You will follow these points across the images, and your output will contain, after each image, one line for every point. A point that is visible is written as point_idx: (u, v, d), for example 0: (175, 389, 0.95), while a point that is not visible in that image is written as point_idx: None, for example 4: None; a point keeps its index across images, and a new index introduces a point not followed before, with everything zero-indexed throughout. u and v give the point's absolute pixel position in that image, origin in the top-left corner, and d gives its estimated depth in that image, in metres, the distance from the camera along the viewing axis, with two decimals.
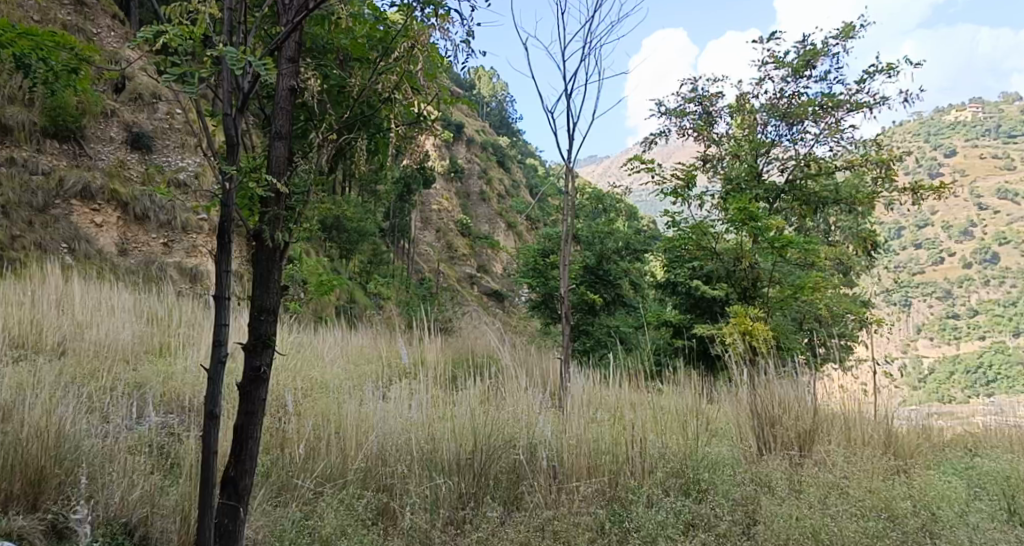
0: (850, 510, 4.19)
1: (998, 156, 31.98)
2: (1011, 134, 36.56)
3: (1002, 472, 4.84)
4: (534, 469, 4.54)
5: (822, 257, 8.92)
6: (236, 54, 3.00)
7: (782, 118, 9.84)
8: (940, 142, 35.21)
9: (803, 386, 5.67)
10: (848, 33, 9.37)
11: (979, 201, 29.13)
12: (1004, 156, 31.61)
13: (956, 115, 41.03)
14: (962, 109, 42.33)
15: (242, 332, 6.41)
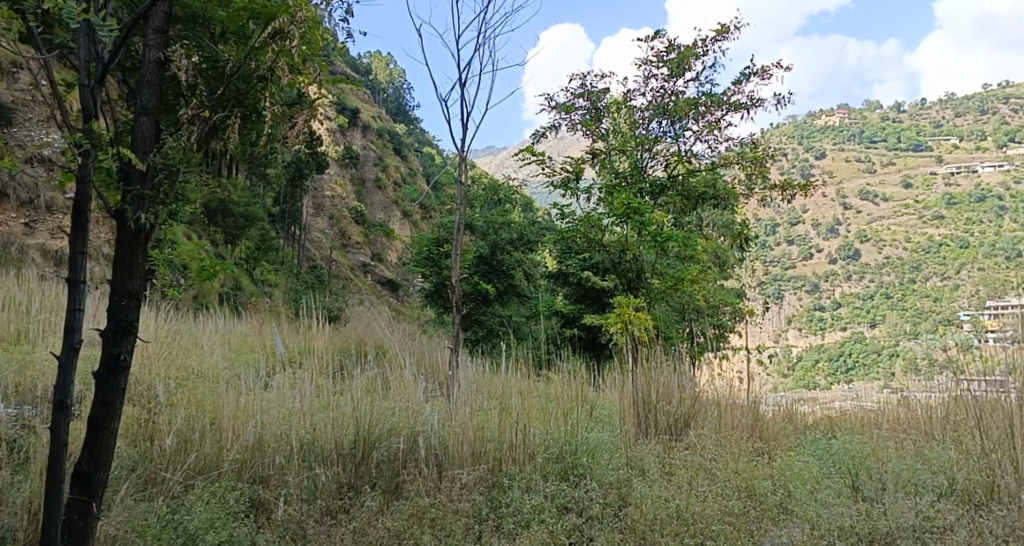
0: (715, 490, 4.38)
1: (862, 160, 33.94)
2: (876, 141, 38.94)
3: (852, 450, 5.15)
4: (416, 458, 4.55)
5: (701, 250, 9.28)
6: (76, 11, 2.82)
7: (665, 116, 10.16)
8: (814, 144, 37.04)
9: (680, 374, 5.87)
10: (724, 36, 9.75)
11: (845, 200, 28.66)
12: (868, 161, 33.58)
13: (829, 119, 43.25)
14: (833, 115, 44.71)
15: (100, 317, 6.12)
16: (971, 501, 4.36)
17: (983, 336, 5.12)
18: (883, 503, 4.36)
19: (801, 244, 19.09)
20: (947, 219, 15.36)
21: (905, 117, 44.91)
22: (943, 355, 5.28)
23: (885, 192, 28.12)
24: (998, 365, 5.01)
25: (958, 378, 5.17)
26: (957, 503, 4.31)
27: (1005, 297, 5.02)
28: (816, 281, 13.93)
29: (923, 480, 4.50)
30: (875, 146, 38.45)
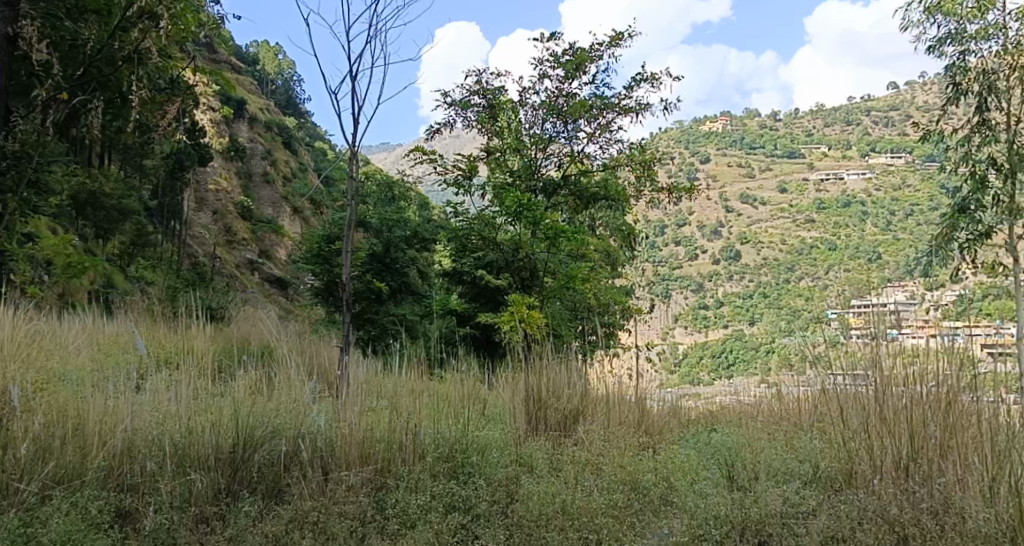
0: (600, 484, 4.43)
1: (742, 165, 35.36)
2: (755, 147, 40.70)
3: (728, 443, 5.37)
4: (300, 461, 4.41)
5: (593, 249, 9.42)
6: None
7: (559, 117, 10.16)
8: (699, 150, 38.37)
9: (572, 371, 5.91)
10: (617, 42, 9.93)
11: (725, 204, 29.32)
12: (748, 166, 35.00)
13: (712, 126, 44.85)
14: (716, 122, 46.37)
15: None
16: (831, 487, 4.39)
17: (847, 334, 4.73)
18: (754, 492, 4.42)
19: (687, 243, 19.64)
20: (818, 222, 16.15)
21: (780, 126, 47.09)
22: (812, 352, 4.95)
23: (763, 196, 29.33)
24: (862, 363, 4.65)
25: (825, 373, 4.83)
26: (819, 490, 4.34)
27: (869, 295, 4.63)
28: (701, 280, 14.37)
29: (785, 467, 4.64)
30: (754, 153, 40.09)
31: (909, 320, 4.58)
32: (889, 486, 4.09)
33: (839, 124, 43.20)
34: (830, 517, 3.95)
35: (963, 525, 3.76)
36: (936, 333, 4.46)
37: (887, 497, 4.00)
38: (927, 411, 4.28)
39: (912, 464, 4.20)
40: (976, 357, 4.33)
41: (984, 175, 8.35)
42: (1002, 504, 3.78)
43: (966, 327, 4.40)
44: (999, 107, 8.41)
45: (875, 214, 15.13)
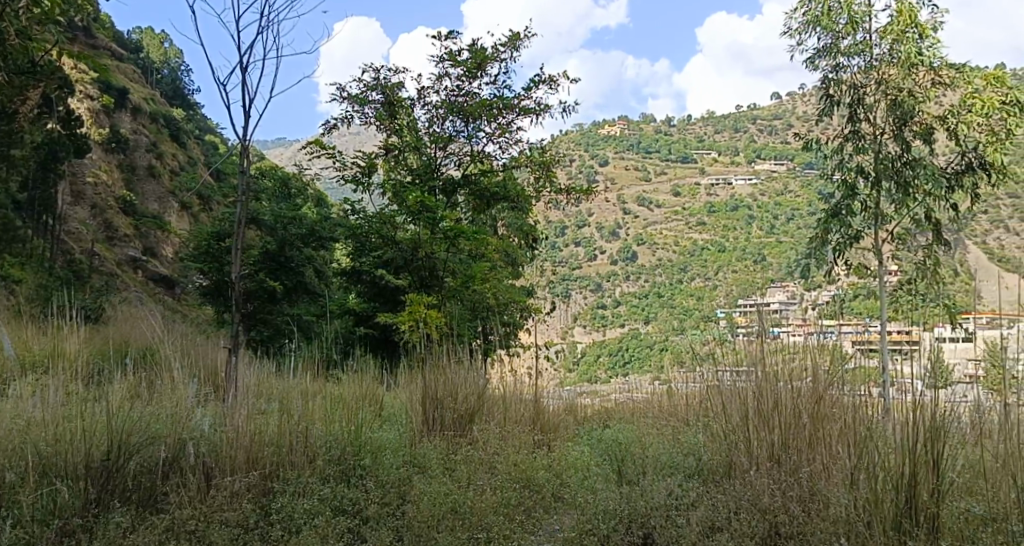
0: (493, 483, 4.39)
1: (638, 169, 36.10)
2: (650, 153, 41.65)
3: (619, 439, 5.43)
4: (181, 468, 4.19)
5: (493, 248, 9.37)
6: None
7: (459, 115, 9.88)
8: (597, 152, 38.95)
9: (471, 370, 5.84)
10: (516, 42, 9.95)
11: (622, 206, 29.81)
12: (643, 170, 35.74)
13: (609, 131, 45.68)
14: (613, 126, 47.18)
15: None
16: (710, 478, 4.51)
17: (734, 331, 4.79)
18: (641, 486, 4.50)
19: (585, 244, 19.79)
20: (708, 226, 16.58)
21: (674, 131, 48.37)
22: (701, 350, 5.04)
23: (658, 199, 29.98)
24: (745, 360, 4.72)
25: (715, 369, 4.88)
26: (700, 481, 4.45)
27: (754, 294, 4.78)
28: (599, 280, 14.51)
29: (671, 462, 4.76)
30: (649, 157, 41.02)
31: (789, 319, 4.69)
32: (761, 473, 4.14)
33: (728, 131, 44.69)
34: (707, 507, 4.04)
35: (823, 511, 3.80)
36: (813, 331, 4.57)
37: (759, 485, 4.03)
38: (799, 402, 4.32)
39: (784, 453, 4.23)
40: (846, 352, 4.51)
41: (853, 180, 7.06)
42: (858, 487, 3.77)
43: (838, 325, 4.59)
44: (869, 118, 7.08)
45: (761, 217, 15.67)
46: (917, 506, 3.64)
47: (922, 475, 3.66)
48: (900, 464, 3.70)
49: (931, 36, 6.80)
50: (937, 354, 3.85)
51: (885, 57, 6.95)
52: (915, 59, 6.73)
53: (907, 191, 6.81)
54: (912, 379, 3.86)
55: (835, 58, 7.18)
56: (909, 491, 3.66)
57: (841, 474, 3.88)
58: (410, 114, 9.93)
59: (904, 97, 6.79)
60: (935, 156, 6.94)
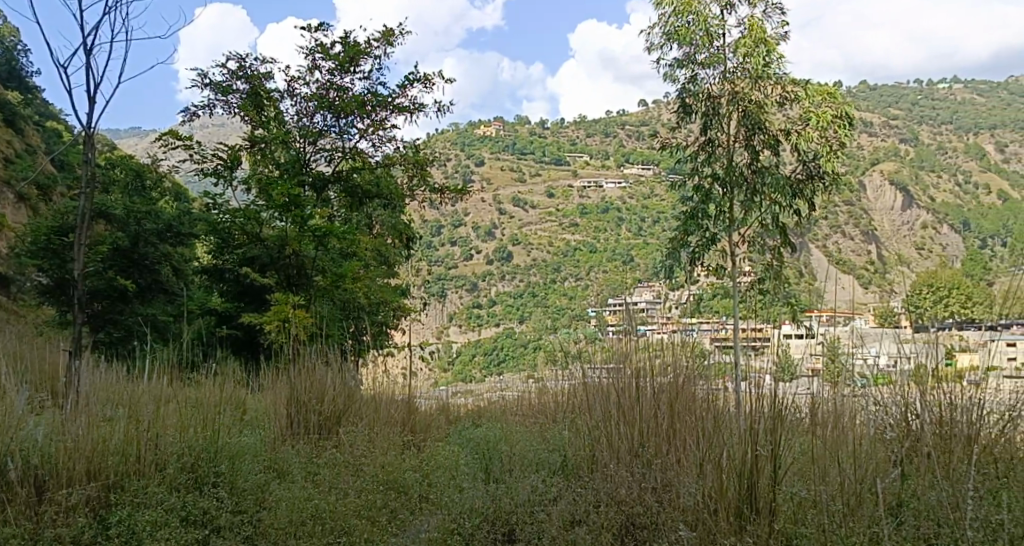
0: (357, 486, 4.33)
1: (513, 170, 36.40)
2: (524, 154, 42.10)
3: (490, 438, 5.47)
4: (9, 482, 3.91)
5: (365, 246, 9.19)
6: None
7: (331, 111, 9.64)
8: (472, 152, 39.00)
9: (340, 370, 5.72)
10: (390, 39, 9.85)
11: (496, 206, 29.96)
12: (517, 171, 36.09)
13: (483, 131, 45.83)
14: (488, 127, 47.39)
15: None
16: (573, 471, 4.66)
17: (604, 330, 4.93)
18: (506, 484, 4.55)
19: (460, 244, 19.70)
20: (580, 228, 16.94)
21: (549, 133, 49.11)
22: (574, 349, 5.09)
23: (531, 199, 30.31)
24: (614, 357, 4.79)
25: (585, 367, 4.92)
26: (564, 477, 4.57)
27: (624, 294, 4.97)
28: (474, 280, 14.52)
29: (536, 459, 4.88)
30: (524, 159, 41.47)
31: (655, 317, 4.91)
32: (620, 466, 4.29)
33: (599, 135, 45.80)
34: (568, 501, 4.15)
35: (676, 502, 3.88)
36: (677, 329, 4.82)
37: (618, 477, 4.17)
38: (660, 396, 4.45)
39: (640, 446, 4.36)
40: (706, 349, 4.74)
41: (709, 188, 7.38)
42: (707, 477, 3.84)
43: (696, 324, 4.93)
44: (722, 129, 7.44)
45: (629, 220, 16.17)
46: (757, 493, 3.74)
47: (763, 464, 3.77)
48: (743, 453, 3.78)
49: (778, 51, 7.26)
50: (785, 349, 4.20)
51: (736, 70, 7.34)
52: (763, 71, 7.19)
53: (755, 195, 7.23)
54: (762, 374, 4.05)
55: (693, 69, 7.49)
56: (750, 479, 3.76)
57: (692, 465, 3.97)
58: (276, 106, 9.62)
59: (752, 109, 7.19)
60: (783, 165, 7.33)
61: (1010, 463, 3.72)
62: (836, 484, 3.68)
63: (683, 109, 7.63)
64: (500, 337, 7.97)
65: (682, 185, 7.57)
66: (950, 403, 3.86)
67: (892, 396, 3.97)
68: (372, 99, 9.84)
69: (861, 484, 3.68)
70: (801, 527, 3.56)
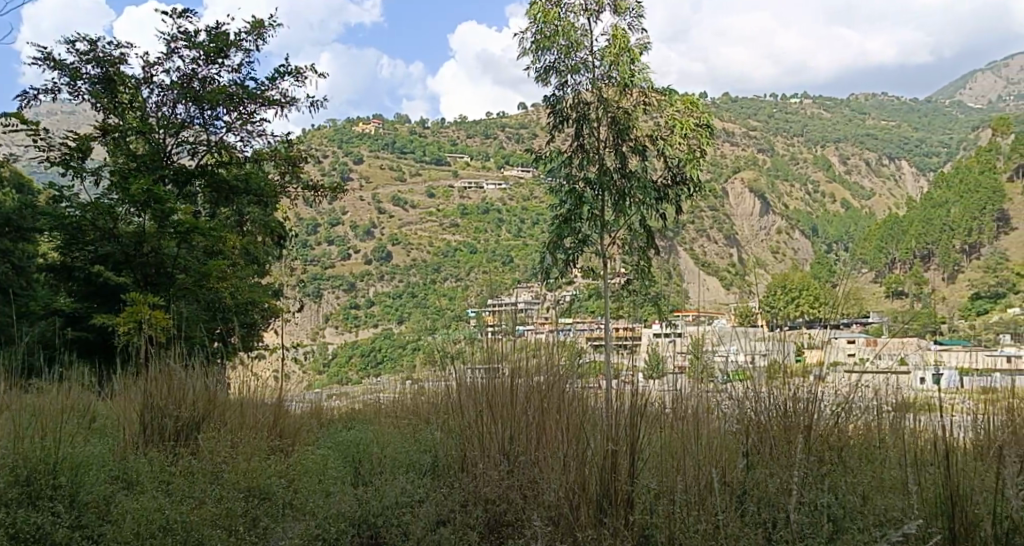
0: (215, 495, 4.17)
1: (393, 169, 36.10)
2: (405, 154, 41.82)
3: (360, 441, 5.38)
4: None
5: (232, 244, 8.85)
6: None
7: (193, 100, 9.22)
8: (351, 150, 38.43)
9: (203, 374, 5.49)
10: (260, 31, 9.54)
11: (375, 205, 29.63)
12: (397, 170, 35.85)
13: (363, 129, 45.23)
14: (368, 125, 46.84)
15: None
16: (443, 471, 4.66)
17: (483, 329, 4.83)
18: (373, 487, 4.51)
19: (338, 243, 19.36)
20: (460, 228, 16.97)
21: (430, 133, 48.98)
22: (452, 349, 4.92)
23: (412, 199, 30.15)
24: (495, 356, 4.70)
25: (462, 368, 4.82)
26: (432, 478, 4.57)
27: (501, 295, 4.92)
28: (351, 280, 14.30)
29: (410, 461, 4.87)
30: (405, 158, 41.21)
31: (533, 318, 4.88)
32: (488, 466, 4.28)
33: (481, 136, 46.06)
34: (436, 502, 4.18)
35: (538, 498, 3.90)
36: (554, 329, 4.81)
37: (487, 476, 4.19)
38: (529, 397, 4.40)
39: (511, 445, 4.36)
40: (581, 347, 4.70)
41: (582, 190, 7.51)
42: (570, 472, 3.88)
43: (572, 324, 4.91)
44: (592, 135, 7.64)
45: (509, 221, 16.33)
46: (618, 489, 3.79)
47: (622, 456, 3.83)
48: (601, 447, 3.86)
49: (641, 60, 7.55)
50: (657, 346, 4.52)
51: (604, 78, 7.57)
52: (629, 80, 7.46)
53: (623, 198, 7.43)
54: (635, 371, 4.17)
55: (563, 77, 7.66)
56: (611, 474, 3.81)
57: (555, 461, 3.98)
58: (133, 94, 9.12)
59: (620, 116, 7.42)
60: (650, 171, 7.57)
61: (842, 453, 3.87)
62: (689, 475, 3.76)
63: (556, 115, 7.79)
64: (378, 337, 7.87)
65: (557, 188, 7.67)
66: (795, 394, 3.96)
67: (743, 392, 4.09)
68: (240, 92, 9.49)
69: (707, 474, 3.76)
70: (652, 515, 3.70)
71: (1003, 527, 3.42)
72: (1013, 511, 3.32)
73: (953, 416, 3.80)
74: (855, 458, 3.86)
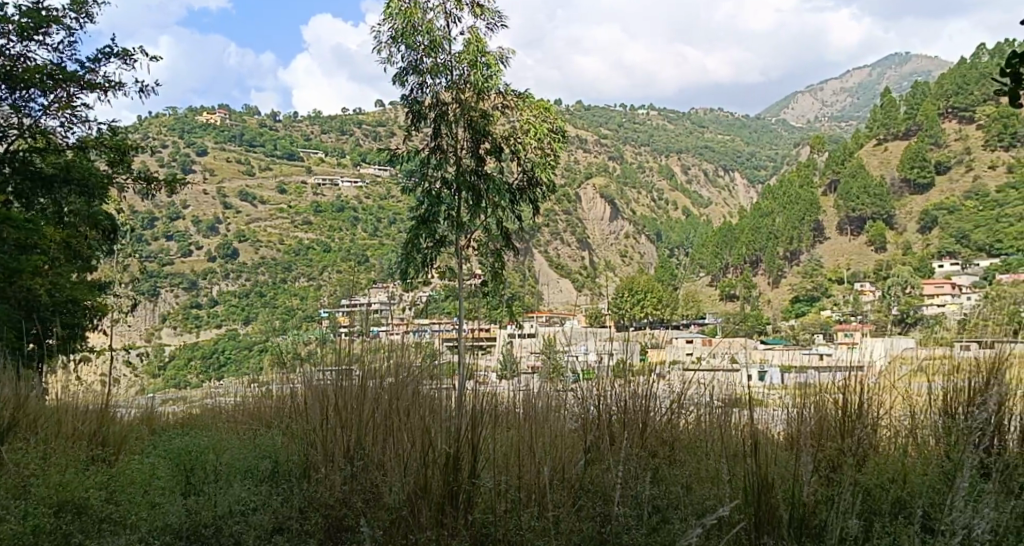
0: (24, 510, 3.84)
1: (240, 163, 34.68)
2: (252, 147, 40.29)
3: (191, 446, 5.09)
4: None
5: (50, 237, 8.11)
6: None
7: (3, 80, 8.31)
8: (193, 140, 36.59)
9: (11, 380, 5.05)
10: (82, 9, 8.84)
11: (219, 199, 28.30)
12: (245, 164, 34.47)
13: (207, 119, 43.20)
14: (213, 116, 44.80)
15: None
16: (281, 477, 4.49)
17: (336, 331, 4.52)
18: (206, 496, 4.30)
19: (177, 237, 18.35)
20: (312, 226, 16.54)
21: (280, 126, 47.44)
22: (304, 352, 4.59)
23: (261, 194, 29.05)
24: (345, 357, 4.45)
25: (312, 369, 4.52)
26: (271, 483, 4.40)
27: (357, 294, 4.56)
28: (192, 279, 13.56)
29: (248, 466, 4.64)
30: (254, 152, 39.69)
31: (387, 318, 4.62)
32: (332, 469, 4.07)
33: (335, 132, 45.14)
34: (270, 507, 4.02)
35: (379, 501, 3.78)
36: (409, 330, 4.61)
37: (329, 481, 4.00)
38: (378, 400, 4.18)
39: (356, 447, 4.10)
40: (437, 348, 4.52)
41: (439, 191, 7.39)
42: (411, 471, 3.82)
43: (430, 325, 4.71)
44: (450, 136, 7.55)
45: (364, 221, 16.05)
46: (458, 490, 3.75)
47: (464, 458, 3.83)
48: (446, 445, 3.82)
49: (496, 63, 7.54)
50: (510, 351, 4.51)
51: (459, 80, 7.52)
52: (483, 84, 7.43)
53: (479, 202, 7.38)
54: (490, 373, 4.29)
55: (420, 76, 7.56)
56: (454, 474, 3.78)
57: (396, 463, 3.86)
58: None
59: (476, 119, 7.39)
60: (505, 173, 7.58)
61: (672, 447, 3.99)
62: (529, 475, 3.82)
63: (413, 114, 7.65)
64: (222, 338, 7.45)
65: (413, 188, 7.53)
66: (636, 393, 4.07)
67: (589, 391, 4.13)
68: (58, 73, 8.66)
69: (552, 474, 3.82)
70: (490, 514, 3.70)
71: (799, 511, 3.54)
72: (806, 497, 3.51)
73: (767, 409, 4.05)
74: (682, 451, 3.95)
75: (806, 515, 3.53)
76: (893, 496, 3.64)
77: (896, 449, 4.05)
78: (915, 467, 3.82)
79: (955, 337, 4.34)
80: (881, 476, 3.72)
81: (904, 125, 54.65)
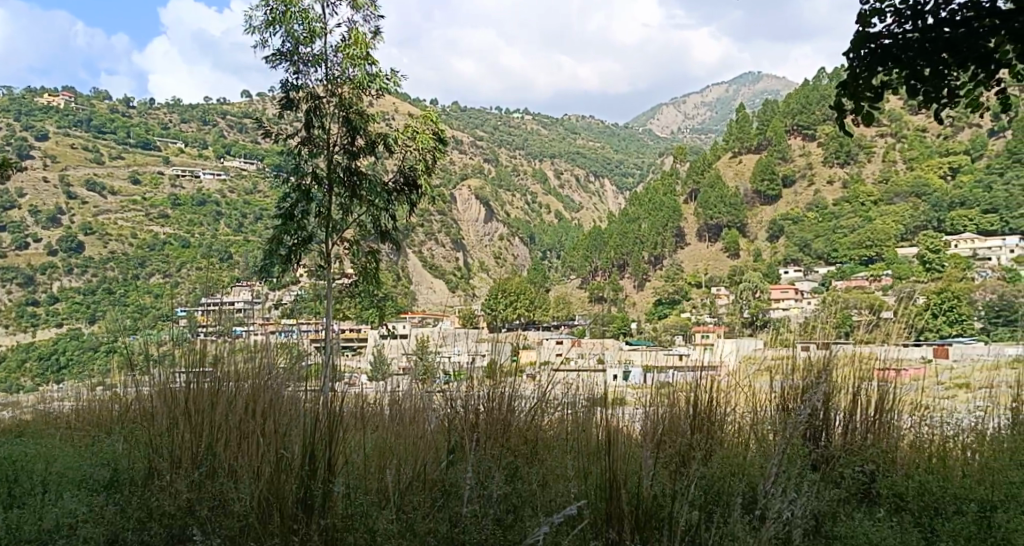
0: None
1: (87, 150, 32.40)
2: (100, 134, 37.76)
3: (14, 457, 4.72)
4: None
5: None
6: None
7: None
8: (32, 123, 33.84)
9: None
10: None
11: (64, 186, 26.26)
12: (93, 152, 32.24)
13: (50, 101, 40.11)
14: (56, 98, 41.64)
15: None
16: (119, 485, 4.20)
17: (194, 331, 4.23)
18: (29, 509, 3.99)
19: (11, 227, 16.83)
20: (168, 220, 15.67)
21: (134, 113, 44.73)
22: (156, 353, 4.29)
23: (111, 184, 27.21)
24: (204, 360, 4.17)
25: (170, 371, 4.19)
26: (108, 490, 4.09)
27: (217, 293, 4.28)
28: (28, 273, 12.42)
29: (79, 477, 4.34)
30: (104, 139, 37.19)
31: (251, 317, 4.36)
32: (177, 474, 3.80)
33: (195, 123, 43.11)
34: (102, 518, 3.71)
35: (226, 509, 3.52)
36: (275, 330, 4.37)
37: (171, 488, 3.71)
38: (233, 404, 3.97)
39: (207, 452, 3.90)
40: (304, 349, 4.36)
41: (308, 186, 7.09)
42: (263, 478, 3.60)
43: (298, 324, 4.50)
44: (325, 130, 7.30)
45: (226, 216, 15.37)
46: (315, 494, 3.55)
47: (319, 458, 3.69)
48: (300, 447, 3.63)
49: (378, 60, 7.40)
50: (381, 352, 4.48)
51: (339, 75, 7.33)
52: (366, 81, 7.29)
53: (353, 193, 7.19)
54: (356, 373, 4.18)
55: (297, 67, 7.28)
56: (308, 478, 3.62)
57: (249, 465, 3.68)
58: None
59: (355, 115, 7.20)
60: (381, 171, 7.42)
61: (534, 446, 3.93)
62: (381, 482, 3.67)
63: (286, 105, 7.34)
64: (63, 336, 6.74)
65: (281, 182, 7.16)
66: (502, 394, 4.05)
67: (457, 392, 4.07)
68: None
69: (416, 476, 3.71)
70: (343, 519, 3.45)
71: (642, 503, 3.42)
72: (646, 491, 3.39)
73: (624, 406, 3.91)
74: (544, 449, 3.93)
75: (652, 508, 3.43)
76: (733, 488, 3.68)
77: (737, 446, 4.10)
78: (753, 461, 3.89)
79: (797, 337, 4.57)
80: (724, 467, 3.76)
81: (756, 139, 57.94)
